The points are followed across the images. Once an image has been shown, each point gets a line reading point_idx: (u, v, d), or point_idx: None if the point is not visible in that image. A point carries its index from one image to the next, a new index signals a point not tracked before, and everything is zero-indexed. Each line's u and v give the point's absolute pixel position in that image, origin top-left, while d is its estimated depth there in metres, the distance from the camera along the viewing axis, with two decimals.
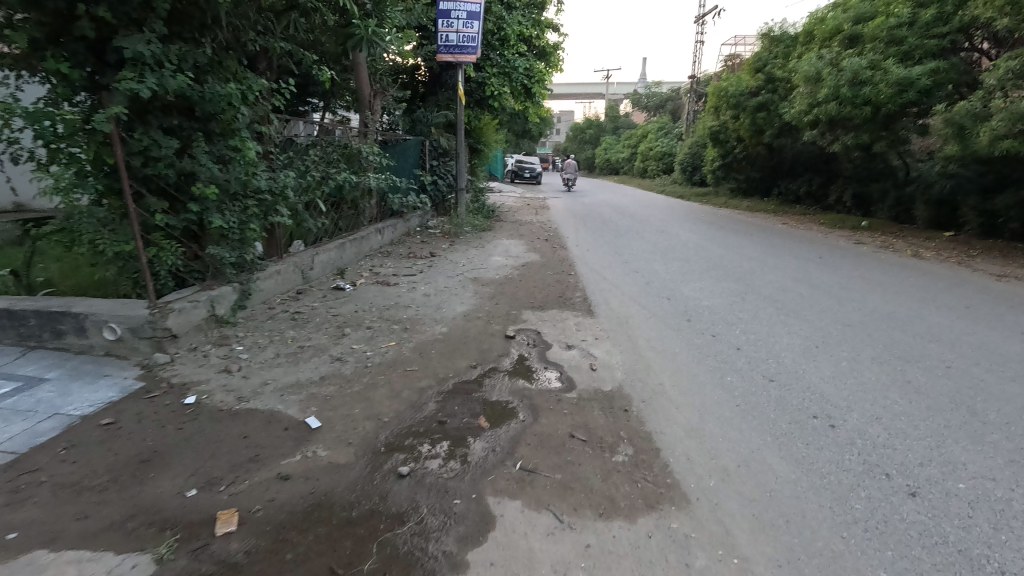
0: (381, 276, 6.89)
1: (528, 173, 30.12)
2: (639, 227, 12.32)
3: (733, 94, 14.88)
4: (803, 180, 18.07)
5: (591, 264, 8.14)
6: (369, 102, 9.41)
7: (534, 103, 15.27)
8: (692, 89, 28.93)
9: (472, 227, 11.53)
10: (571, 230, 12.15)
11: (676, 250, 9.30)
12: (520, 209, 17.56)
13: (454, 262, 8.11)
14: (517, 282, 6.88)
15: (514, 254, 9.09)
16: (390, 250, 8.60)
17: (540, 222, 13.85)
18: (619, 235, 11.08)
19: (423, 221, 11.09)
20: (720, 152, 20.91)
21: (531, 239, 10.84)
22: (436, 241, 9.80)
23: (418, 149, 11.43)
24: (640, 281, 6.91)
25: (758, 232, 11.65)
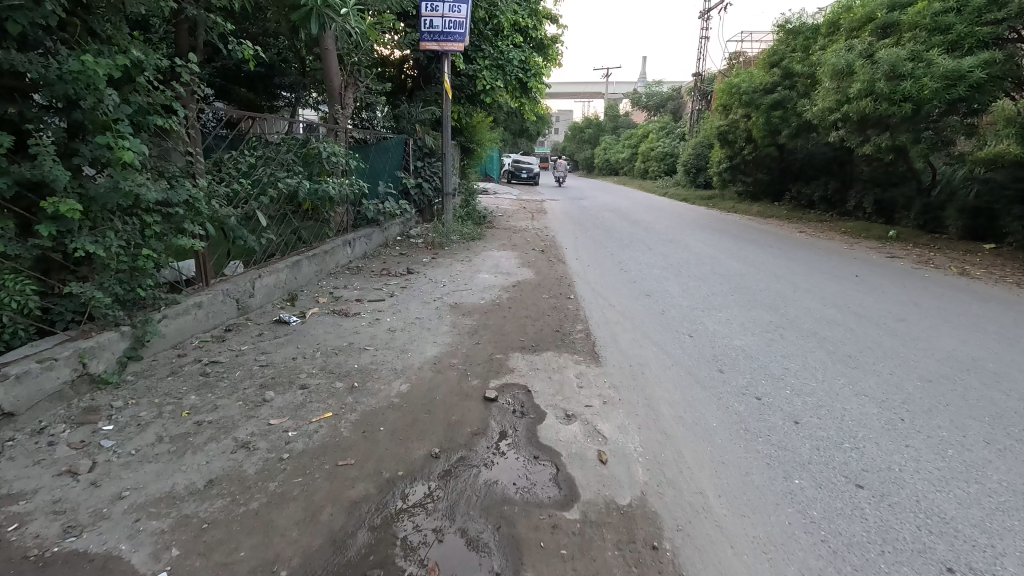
0: (342, 302, 5.73)
1: (525, 173, 28.93)
2: (645, 237, 11.16)
3: (746, 91, 13.73)
4: (817, 184, 16.92)
5: (593, 284, 6.99)
6: (339, 95, 8.26)
7: (531, 99, 14.02)
8: (697, 87, 27.73)
9: (460, 235, 10.39)
10: (569, 239, 11.02)
11: (690, 265, 8.13)
12: (515, 213, 16.41)
13: (433, 282, 6.94)
14: (506, 310, 5.71)
15: (504, 270, 7.92)
16: (359, 266, 7.44)
17: (535, 228, 12.68)
18: (622, 246, 9.95)
19: (404, 230, 9.93)
20: (727, 153, 19.78)
21: (526, 250, 9.67)
22: (416, 254, 8.64)
23: (399, 149, 10.28)
24: (653, 310, 5.76)
25: (777, 243, 10.51)
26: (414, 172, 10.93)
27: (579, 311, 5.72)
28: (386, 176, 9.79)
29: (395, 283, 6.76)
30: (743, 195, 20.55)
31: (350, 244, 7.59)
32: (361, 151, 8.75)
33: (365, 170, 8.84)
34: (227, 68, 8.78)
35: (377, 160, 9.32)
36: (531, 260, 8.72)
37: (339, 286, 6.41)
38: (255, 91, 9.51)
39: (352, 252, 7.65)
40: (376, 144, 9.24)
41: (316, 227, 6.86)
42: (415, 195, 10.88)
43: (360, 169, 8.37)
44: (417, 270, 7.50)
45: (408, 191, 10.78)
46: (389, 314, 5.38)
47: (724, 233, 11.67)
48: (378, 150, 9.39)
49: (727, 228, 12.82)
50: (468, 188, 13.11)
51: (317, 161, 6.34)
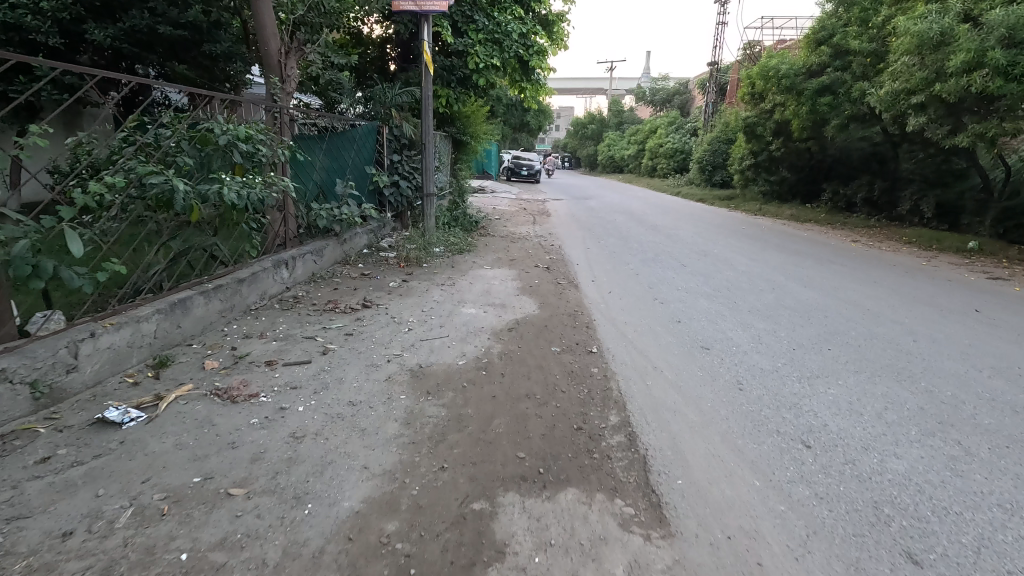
0: (239, 368, 3.68)
1: (525, 170, 27.01)
2: (673, 248, 9.15)
3: (787, 75, 11.72)
4: (860, 184, 14.83)
5: (622, 325, 4.98)
6: (281, 63, 6.23)
7: (533, 82, 11.99)
8: (712, 78, 25.55)
9: (443, 247, 8.32)
10: (580, 250, 9.03)
11: (746, 293, 6.12)
12: (514, 216, 14.41)
13: (396, 323, 4.87)
14: (496, 383, 3.67)
15: (501, 299, 5.88)
16: (297, 298, 5.40)
17: (537, 235, 10.64)
18: (648, 262, 7.93)
19: (372, 242, 7.90)
20: (751, 149, 17.75)
21: (527, 267, 7.62)
22: (382, 274, 6.62)
23: (367, 138, 8.27)
24: (725, 380, 3.75)
25: (838, 258, 8.50)
26: (390, 168, 8.88)
27: (608, 385, 3.69)
28: (350, 174, 7.77)
29: (338, 326, 4.70)
30: (768, 195, 18.48)
31: (284, 267, 5.55)
32: (310, 140, 6.72)
33: (316, 165, 6.81)
34: (140, 32, 6.78)
35: (335, 153, 7.30)
36: (535, 282, 6.69)
37: (252, 334, 4.37)
38: (186, 66, 7.54)
39: (287, 278, 5.61)
40: (334, 132, 7.22)
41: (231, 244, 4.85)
42: (390, 198, 8.84)
43: (304, 160, 6.35)
44: (376, 303, 5.43)
45: (381, 193, 8.76)
46: (306, 395, 3.33)
47: (768, 245, 9.64)
48: (337, 140, 7.36)
49: (767, 236, 10.81)
50: (459, 187, 11.08)
51: (219, 152, 4.30)
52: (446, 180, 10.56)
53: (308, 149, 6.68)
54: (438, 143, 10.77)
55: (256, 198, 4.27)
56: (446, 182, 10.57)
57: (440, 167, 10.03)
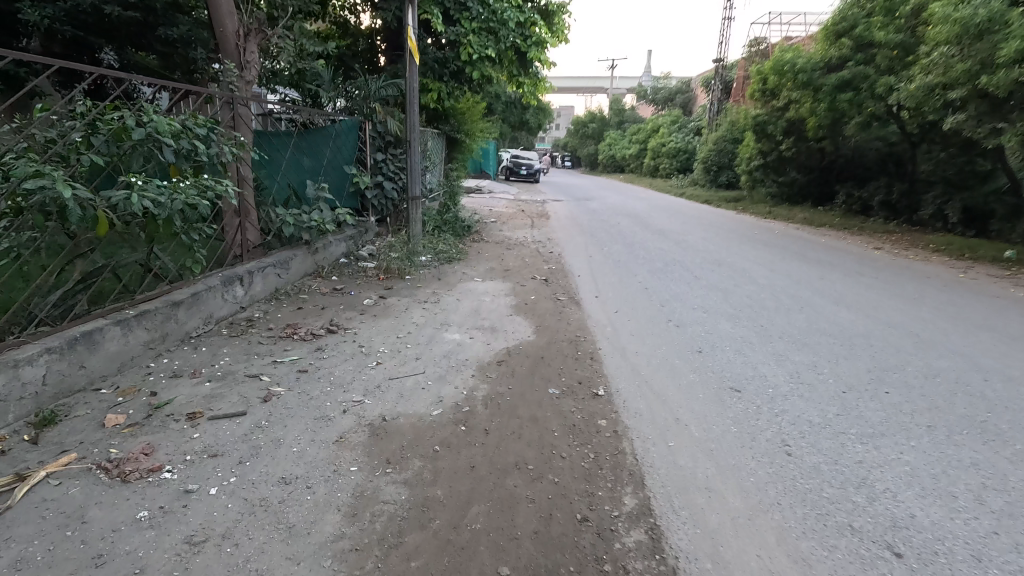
0: (150, 424, 2.89)
1: (524, 170, 26.28)
2: (684, 256, 8.38)
3: (803, 70, 10.97)
4: (878, 186, 14.03)
5: (634, 357, 4.20)
6: (244, 47, 5.41)
7: (531, 75, 11.20)
8: (717, 75, 24.74)
9: (430, 257, 7.53)
10: (581, 258, 8.25)
11: (773, 314, 5.34)
12: (511, 218, 13.64)
13: (363, 356, 4.07)
14: (476, 445, 2.89)
15: (492, 320, 5.08)
16: (252, 321, 4.61)
17: (535, 241, 9.86)
18: (658, 273, 7.15)
19: (351, 250, 7.12)
20: (760, 148, 16.97)
21: (523, 279, 6.84)
22: (358, 289, 5.83)
23: (345, 134, 7.49)
24: (769, 443, 2.95)
25: (866, 270, 7.71)
26: (374, 168, 8.10)
27: (620, 447, 2.91)
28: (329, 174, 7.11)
29: (292, 360, 3.90)
30: (776, 197, 17.71)
31: (239, 283, 4.77)
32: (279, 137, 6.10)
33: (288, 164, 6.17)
34: (83, 11, 6.00)
35: (310, 150, 6.65)
36: (531, 298, 5.91)
37: (182, 373, 3.58)
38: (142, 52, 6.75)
39: (242, 295, 4.82)
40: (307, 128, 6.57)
41: (167, 259, 4.07)
42: (374, 201, 8.06)
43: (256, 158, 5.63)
44: (343, 327, 4.63)
45: (364, 195, 7.99)
46: (224, 468, 2.55)
47: (787, 253, 8.84)
48: (311, 136, 6.70)
49: (782, 243, 10.03)
50: (449, 188, 10.30)
51: (138, 151, 3.49)
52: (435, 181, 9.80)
53: (276, 146, 6.05)
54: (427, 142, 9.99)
55: (180, 206, 3.46)
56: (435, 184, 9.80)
57: (430, 167, 9.24)
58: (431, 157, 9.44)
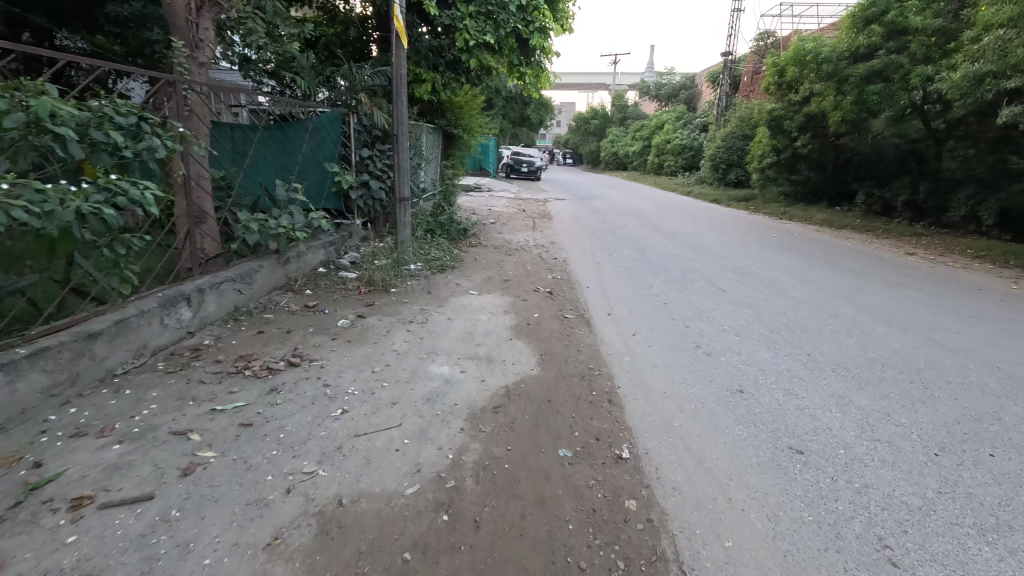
0: (14, 519, 2.12)
1: (526, 167, 25.53)
2: (702, 264, 7.59)
3: (827, 59, 10.19)
4: (901, 185, 13.22)
5: (661, 400, 3.42)
6: (199, 23, 4.59)
7: (533, 65, 10.40)
8: (726, 69, 23.89)
9: (420, 265, 6.74)
10: (589, 266, 7.47)
11: (818, 339, 4.55)
12: (512, 219, 12.87)
13: (327, 400, 3.29)
14: (461, 549, 2.11)
15: (489, 346, 4.30)
16: (198, 350, 3.83)
17: (537, 245, 9.07)
18: (677, 286, 6.35)
19: (331, 258, 6.34)
20: (773, 145, 16.17)
21: (525, 291, 6.06)
22: (333, 306, 5.05)
23: (324, 129, 6.74)
24: (863, 543, 2.17)
25: (906, 280, 6.92)
26: (359, 166, 7.32)
27: (658, 551, 2.14)
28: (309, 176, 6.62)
29: (237, 407, 3.11)
30: (789, 196, 16.92)
31: (185, 304, 3.98)
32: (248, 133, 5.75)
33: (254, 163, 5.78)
34: None
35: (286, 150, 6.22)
36: (535, 316, 5.13)
37: (88, 430, 2.79)
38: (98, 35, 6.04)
39: (189, 318, 4.04)
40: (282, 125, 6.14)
41: (82, 278, 3.28)
42: (358, 202, 7.29)
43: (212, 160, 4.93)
44: (308, 358, 3.84)
45: (347, 196, 7.23)
46: None
47: (814, 260, 8.05)
48: (290, 134, 6.27)
49: (806, 248, 9.24)
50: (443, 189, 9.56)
51: (20, 143, 2.68)
52: (426, 181, 9.05)
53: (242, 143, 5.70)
54: (419, 137, 9.22)
55: (73, 216, 2.64)
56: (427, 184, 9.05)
57: (422, 164, 8.48)
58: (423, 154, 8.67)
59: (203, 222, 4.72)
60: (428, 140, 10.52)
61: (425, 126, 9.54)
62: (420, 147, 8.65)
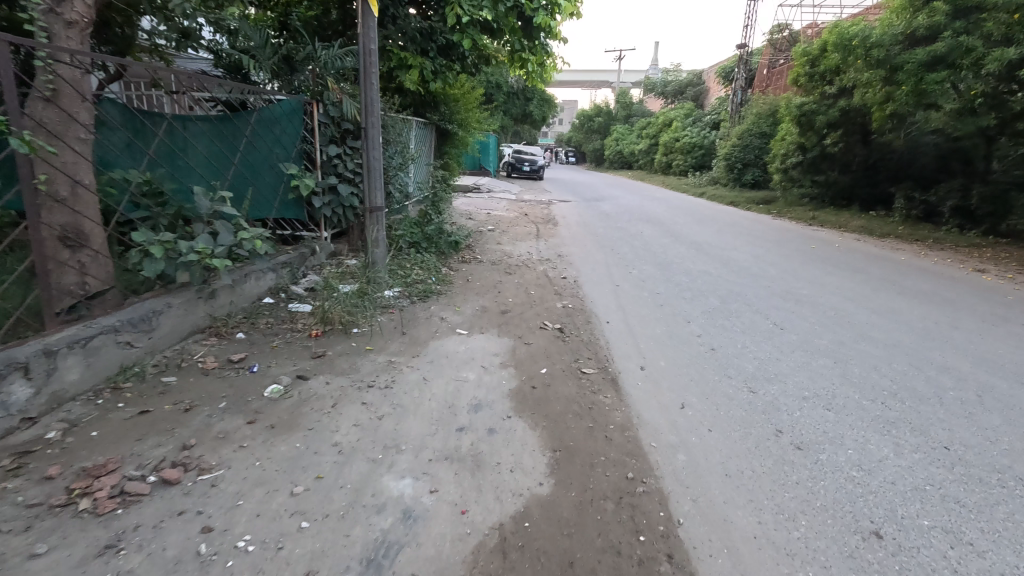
0: None
1: (527, 166, 24.19)
2: (743, 287, 6.27)
3: (877, 43, 8.87)
4: (948, 188, 11.84)
5: (755, 560, 2.11)
6: None
7: (540, 48, 9.03)
8: (741, 63, 22.45)
9: (397, 291, 5.41)
10: (606, 290, 6.16)
11: (945, 416, 3.23)
12: (513, 225, 11.54)
13: (195, 569, 1.95)
14: None
15: (477, 432, 2.96)
16: (27, 454, 2.51)
17: (543, 260, 7.73)
18: (722, 321, 5.03)
19: (282, 285, 5.01)
20: (799, 143, 14.80)
21: (529, 329, 4.73)
22: (269, 359, 3.71)
23: (274, 129, 5.57)
24: None
25: (1003, 309, 5.57)
26: (326, 166, 5.98)
27: None
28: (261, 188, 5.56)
29: None
30: (815, 199, 15.55)
31: (18, 377, 2.66)
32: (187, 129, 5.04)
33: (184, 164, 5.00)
34: None
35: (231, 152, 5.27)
36: (543, 372, 3.79)
37: None
38: None
39: (30, 397, 2.74)
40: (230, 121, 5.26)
41: None
42: (324, 211, 5.94)
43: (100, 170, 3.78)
44: (196, 466, 2.50)
45: (310, 203, 5.89)
46: None
47: (877, 280, 6.71)
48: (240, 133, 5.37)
49: (857, 263, 7.90)
50: (429, 193, 8.22)
51: None
52: (409, 183, 7.69)
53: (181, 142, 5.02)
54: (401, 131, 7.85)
55: None
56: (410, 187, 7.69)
57: (404, 163, 7.12)
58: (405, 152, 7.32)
59: (80, 248, 3.37)
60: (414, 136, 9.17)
61: (410, 120, 8.21)
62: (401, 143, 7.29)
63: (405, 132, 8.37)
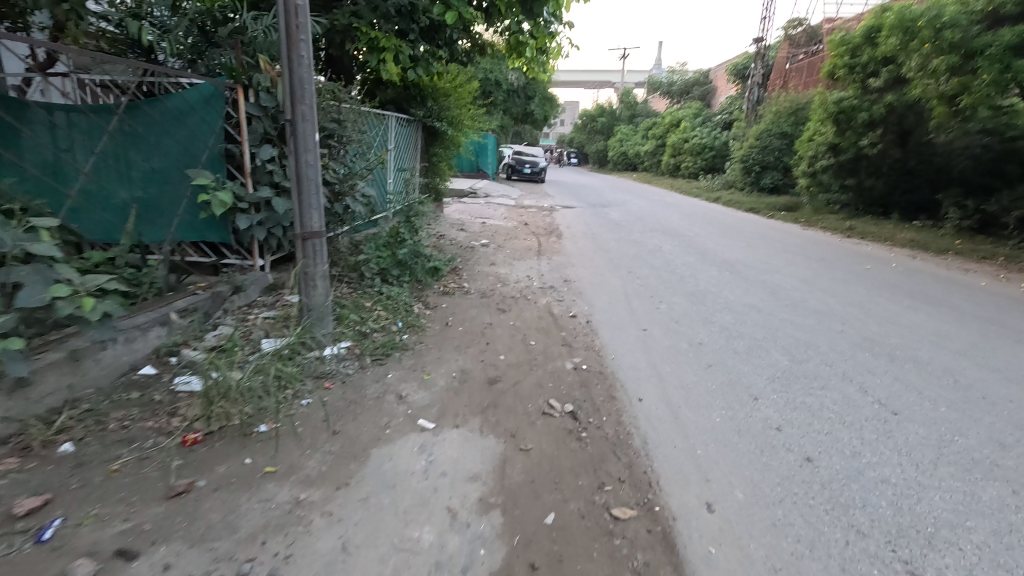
0: None
1: (528, 168, 22.82)
2: (811, 333, 4.77)
3: (951, 23, 7.50)
4: (1012, 197, 10.35)
5: None
6: None
7: (544, 26, 7.55)
8: (758, 58, 20.97)
9: (344, 347, 3.91)
10: (633, 336, 4.68)
11: None
12: (512, 238, 10.06)
13: None
14: None
15: None
16: None
17: (546, 289, 6.23)
18: (805, 396, 3.54)
19: (172, 345, 3.50)
20: (831, 145, 13.32)
21: (527, 415, 3.23)
22: (87, 506, 2.21)
23: (183, 122, 4.17)
24: None
25: None
26: (258, 173, 4.44)
27: None
28: (158, 196, 4.20)
29: None
30: (846, 206, 14.04)
31: None
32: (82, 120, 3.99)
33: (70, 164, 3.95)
34: None
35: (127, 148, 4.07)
36: (549, 524, 2.30)
37: None
38: None
39: None
40: (130, 106, 4.03)
41: None
42: (255, 234, 4.42)
43: None
44: None
45: (235, 224, 4.38)
46: None
47: (981, 322, 5.18)
48: (146, 125, 4.12)
49: (935, 292, 6.40)
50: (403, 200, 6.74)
51: None
52: (375, 190, 6.22)
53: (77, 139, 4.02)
54: (365, 124, 6.38)
55: None
56: (377, 194, 6.22)
57: (366, 165, 5.63)
58: (367, 150, 5.82)
59: None
60: (386, 131, 7.68)
61: (377, 111, 6.73)
62: (362, 139, 5.81)
63: (371, 125, 6.88)
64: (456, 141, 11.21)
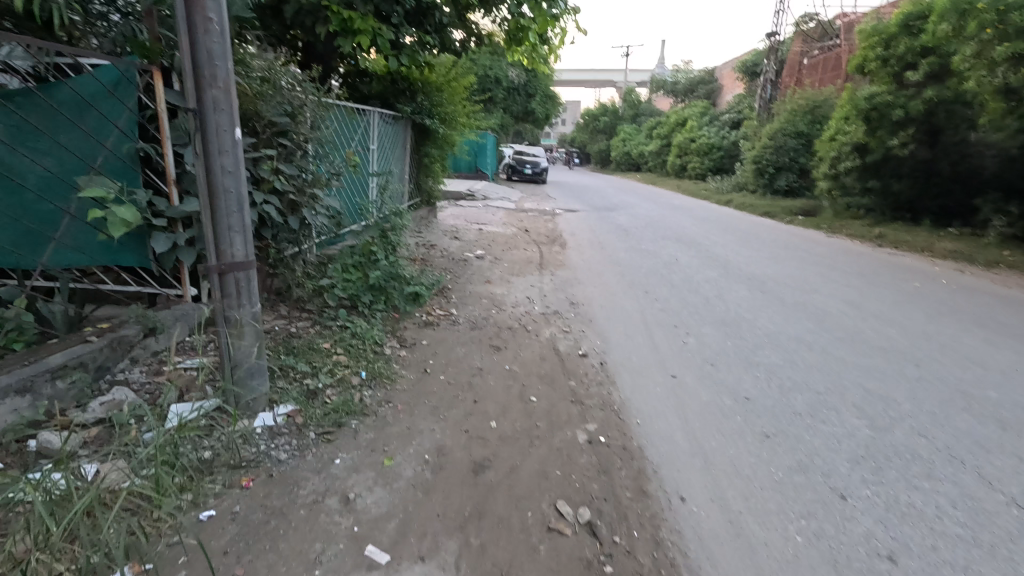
0: None
1: (529, 168, 21.87)
2: (883, 382, 3.80)
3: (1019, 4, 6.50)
4: None
5: None
6: None
7: (548, 9, 6.61)
8: (770, 54, 20.07)
9: (283, 415, 2.96)
10: (660, 386, 3.72)
11: None
12: (511, 247, 9.12)
13: None
14: None
15: None
16: None
17: (550, 315, 5.27)
18: (908, 492, 2.58)
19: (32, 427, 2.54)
20: (856, 145, 12.36)
21: (526, 533, 2.27)
22: None
23: (80, 130, 3.23)
24: None
25: None
26: (185, 181, 3.46)
27: None
28: (31, 221, 3.24)
29: None
30: (871, 211, 13.06)
31: None
32: None
33: None
34: None
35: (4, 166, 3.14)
36: None
37: None
38: None
39: None
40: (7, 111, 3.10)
41: None
42: (180, 257, 3.41)
43: None
44: None
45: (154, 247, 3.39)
46: None
47: None
48: (30, 136, 3.18)
49: (1007, 319, 5.44)
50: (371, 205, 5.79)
51: None
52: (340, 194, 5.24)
53: None
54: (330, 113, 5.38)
55: None
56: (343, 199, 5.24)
57: (331, 166, 4.66)
58: (330, 147, 4.84)
59: None
60: (359, 125, 6.70)
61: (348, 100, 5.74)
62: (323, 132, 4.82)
63: (340, 119, 5.89)
64: (450, 139, 10.26)
